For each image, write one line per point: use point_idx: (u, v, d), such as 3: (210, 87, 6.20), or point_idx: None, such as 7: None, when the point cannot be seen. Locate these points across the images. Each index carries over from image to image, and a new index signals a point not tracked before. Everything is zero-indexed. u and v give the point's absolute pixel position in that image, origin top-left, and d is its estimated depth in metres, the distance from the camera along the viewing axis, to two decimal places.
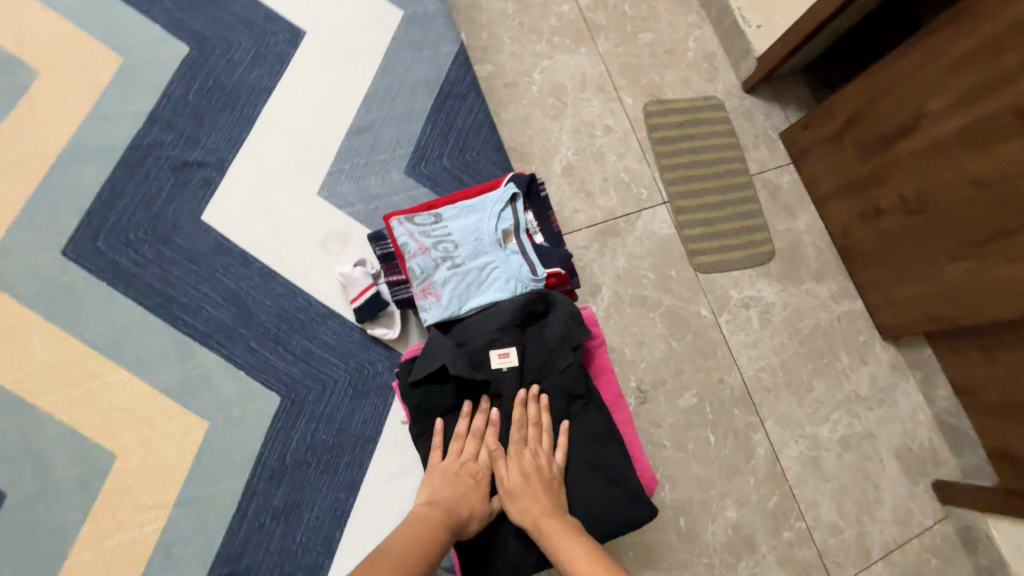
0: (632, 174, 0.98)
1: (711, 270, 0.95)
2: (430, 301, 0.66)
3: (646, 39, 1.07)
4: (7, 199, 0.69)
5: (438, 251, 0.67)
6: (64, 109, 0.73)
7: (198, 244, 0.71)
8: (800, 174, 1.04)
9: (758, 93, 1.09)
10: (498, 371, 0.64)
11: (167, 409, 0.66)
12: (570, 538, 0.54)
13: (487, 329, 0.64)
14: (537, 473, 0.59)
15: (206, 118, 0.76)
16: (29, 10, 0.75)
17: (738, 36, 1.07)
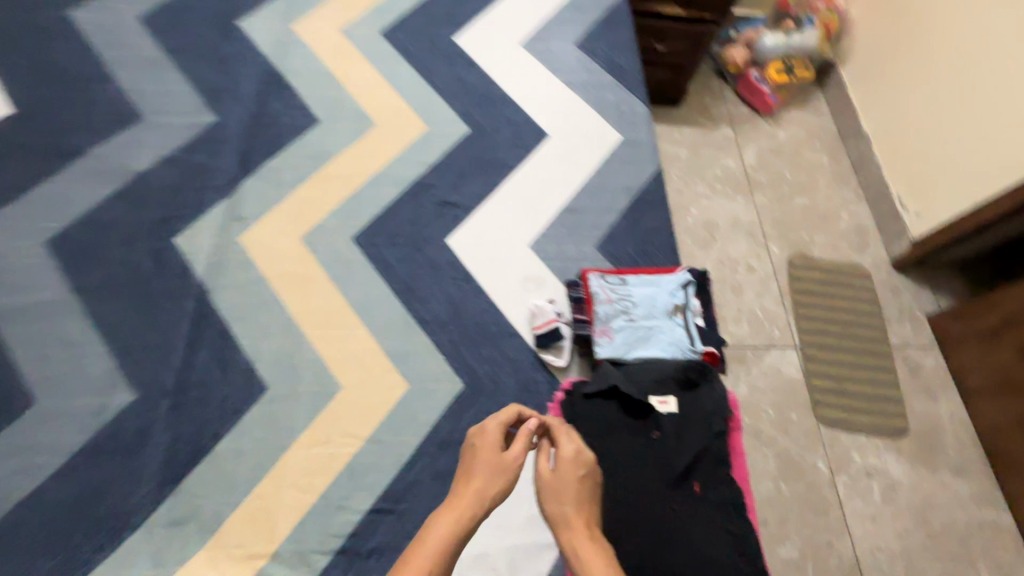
0: (767, 315, 1.27)
1: (835, 424, 1.16)
2: (605, 341, 0.82)
3: (803, 199, 1.46)
4: (330, 194, 0.99)
5: (620, 306, 0.84)
6: (382, 149, 1.05)
7: (438, 256, 0.95)
8: (948, 360, 1.26)
9: (909, 273, 1.39)
10: (655, 414, 0.78)
11: (383, 366, 0.85)
12: (592, 544, 0.58)
13: (649, 376, 0.80)
14: (563, 479, 0.63)
15: (468, 177, 1.05)
16: (381, 87, 1.12)
17: (895, 220, 1.41)
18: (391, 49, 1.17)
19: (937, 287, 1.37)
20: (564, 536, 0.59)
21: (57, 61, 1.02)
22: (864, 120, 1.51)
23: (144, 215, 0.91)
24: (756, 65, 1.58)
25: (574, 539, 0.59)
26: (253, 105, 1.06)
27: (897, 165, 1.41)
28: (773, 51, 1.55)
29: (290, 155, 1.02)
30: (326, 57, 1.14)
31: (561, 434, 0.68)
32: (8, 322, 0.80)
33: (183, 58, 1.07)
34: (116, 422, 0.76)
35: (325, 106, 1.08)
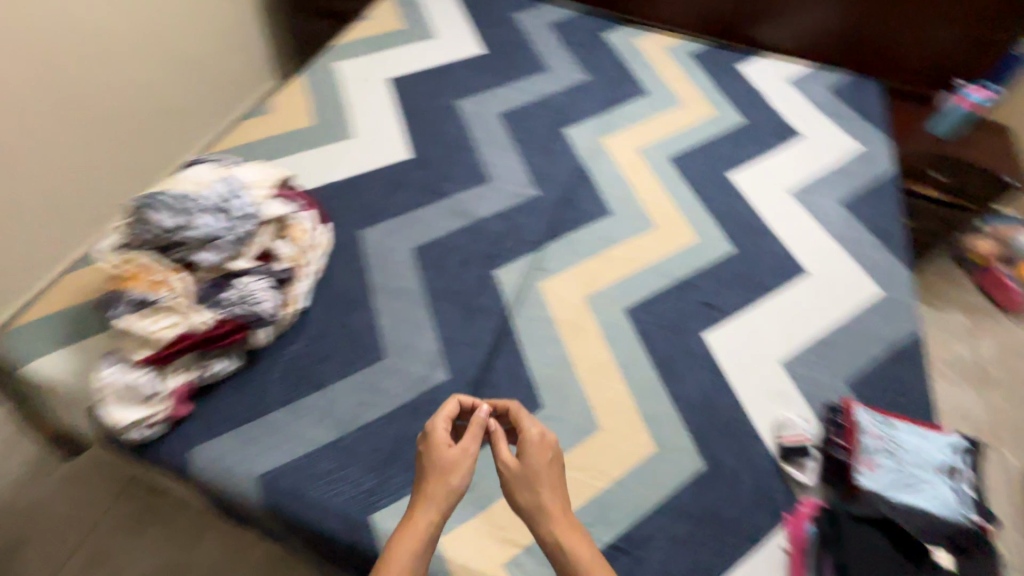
0: None
1: None
2: (867, 472, 0.89)
3: None
4: (612, 270, 1.19)
5: (889, 446, 0.90)
6: (659, 247, 1.24)
7: (695, 347, 1.07)
8: None
9: None
10: (935, 563, 0.81)
11: (638, 423, 0.97)
12: (557, 521, 0.66)
13: (916, 522, 0.85)
14: (532, 468, 0.69)
15: (729, 288, 1.18)
16: (664, 199, 1.35)
17: None
18: (676, 173, 1.42)
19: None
20: (535, 524, 0.66)
21: (444, 133, 1.44)
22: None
23: (478, 248, 1.19)
24: (1009, 261, 1.76)
25: (544, 523, 0.65)
26: (565, 188, 1.34)
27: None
28: None
29: (586, 231, 1.26)
30: (624, 166, 1.42)
31: (521, 420, 0.75)
32: (380, 297, 1.09)
33: (523, 147, 1.42)
34: (432, 392, 0.96)
35: (618, 201, 1.33)
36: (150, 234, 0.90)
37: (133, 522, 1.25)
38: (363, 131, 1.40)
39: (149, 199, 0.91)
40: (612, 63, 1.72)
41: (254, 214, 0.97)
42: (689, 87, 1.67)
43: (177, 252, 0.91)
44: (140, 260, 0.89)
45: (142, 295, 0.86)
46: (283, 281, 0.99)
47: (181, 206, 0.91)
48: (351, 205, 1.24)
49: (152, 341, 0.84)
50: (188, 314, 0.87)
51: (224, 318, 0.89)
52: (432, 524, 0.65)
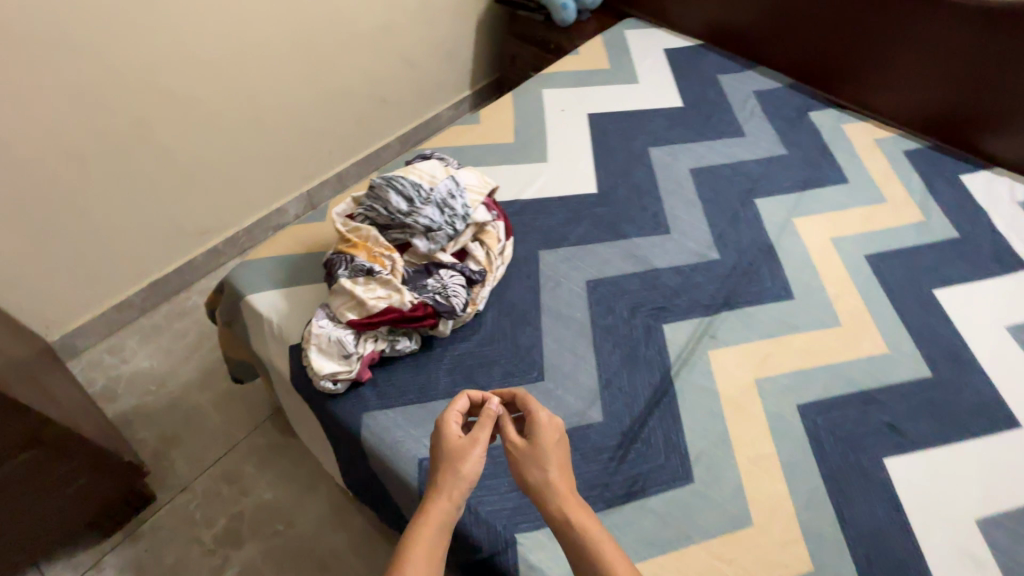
0: None
1: None
2: None
3: None
4: (788, 358, 1.11)
5: None
6: (841, 347, 1.15)
7: (874, 470, 0.96)
8: None
9: None
10: None
11: (797, 534, 0.88)
12: (569, 498, 0.68)
13: None
14: (539, 451, 0.71)
15: (922, 416, 1.05)
16: (855, 298, 1.24)
17: None
18: (869, 273, 1.31)
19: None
20: (545, 502, 0.68)
21: (631, 174, 1.44)
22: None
23: (650, 296, 1.17)
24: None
25: (555, 502, 0.67)
26: (746, 259, 1.28)
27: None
28: None
29: (764, 309, 1.19)
30: (812, 252, 1.34)
31: (529, 405, 0.77)
32: (548, 319, 1.10)
33: (708, 207, 1.39)
34: (584, 430, 0.96)
35: (802, 288, 1.25)
36: (382, 211, 1.00)
37: (264, 454, 1.37)
38: (555, 157, 1.45)
39: (388, 180, 1.02)
40: (813, 141, 1.63)
41: (468, 215, 1.04)
42: (898, 183, 1.54)
43: (398, 232, 1.01)
44: (367, 233, 1.00)
45: (363, 263, 0.95)
46: (473, 280, 1.05)
47: (414, 192, 1.01)
48: (534, 224, 1.28)
49: (360, 306, 0.92)
50: (393, 291, 0.94)
51: (423, 302, 0.96)
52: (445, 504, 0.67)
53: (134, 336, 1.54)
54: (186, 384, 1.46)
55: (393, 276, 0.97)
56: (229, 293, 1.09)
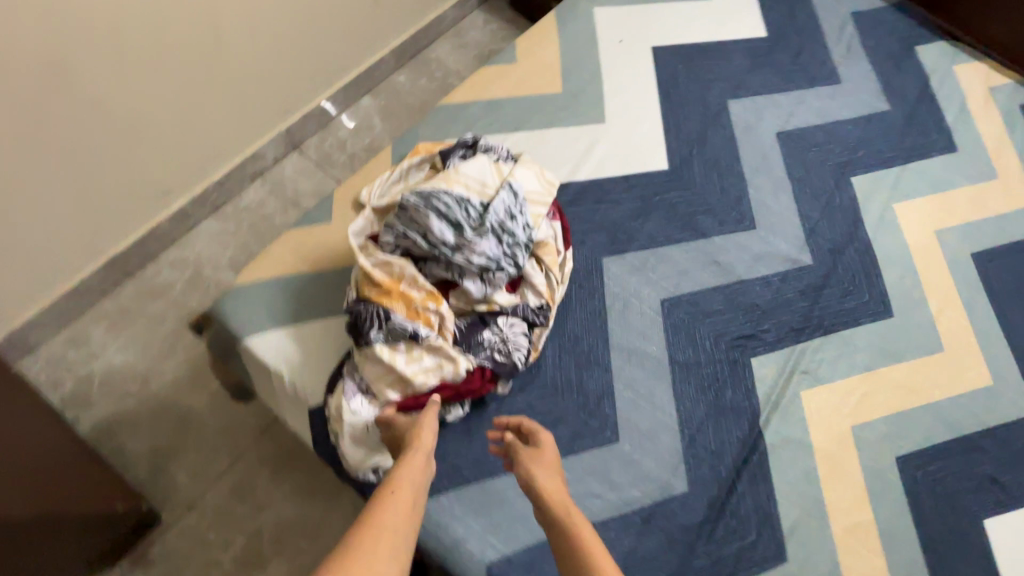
0: None
1: None
2: None
3: None
4: (887, 397, 0.97)
5: None
6: (944, 379, 1.00)
7: (972, 535, 0.89)
8: None
9: None
10: None
11: None
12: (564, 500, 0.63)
13: None
14: (537, 459, 0.67)
15: (1023, 464, 0.95)
16: (958, 312, 1.08)
17: None
18: (975, 277, 1.13)
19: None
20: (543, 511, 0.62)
21: (707, 141, 1.15)
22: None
23: (733, 320, 0.98)
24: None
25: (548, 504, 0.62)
26: (842, 264, 1.08)
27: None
28: None
29: (862, 333, 1.02)
30: (913, 250, 1.13)
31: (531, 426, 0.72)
32: (618, 357, 0.91)
33: (799, 189, 1.14)
34: (666, 503, 0.83)
35: (902, 301, 1.07)
36: (422, 243, 0.75)
37: (276, 463, 1.22)
38: (615, 115, 1.13)
39: (426, 197, 0.76)
40: (919, 89, 1.33)
41: (531, 244, 0.80)
42: (1012, 151, 1.29)
43: (441, 269, 0.78)
44: (401, 269, 0.76)
45: (403, 324, 0.73)
46: (534, 323, 0.84)
47: (464, 222, 0.76)
48: (593, 219, 1.03)
49: (403, 382, 0.73)
50: (445, 359, 0.74)
51: (480, 366, 0.78)
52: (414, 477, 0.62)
53: (101, 323, 1.30)
54: (173, 383, 1.26)
55: (441, 334, 0.76)
56: (218, 327, 0.85)
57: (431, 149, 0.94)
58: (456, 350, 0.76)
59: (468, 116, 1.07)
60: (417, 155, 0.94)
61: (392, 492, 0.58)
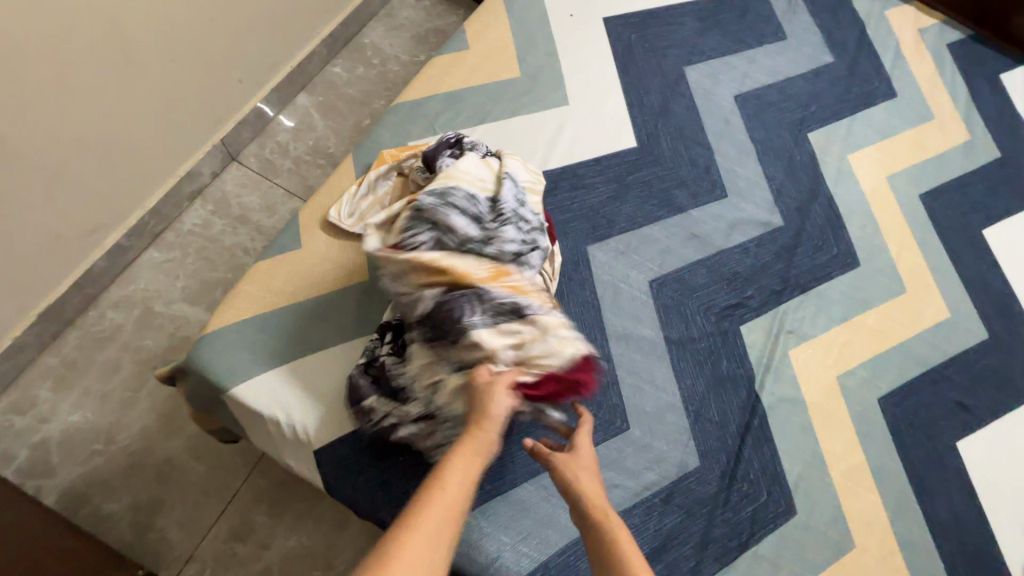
0: None
1: None
2: None
3: None
4: (863, 343, 1.03)
5: None
6: (910, 318, 1.07)
7: (949, 458, 0.97)
8: None
9: None
10: None
11: (892, 543, 0.89)
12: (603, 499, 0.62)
13: None
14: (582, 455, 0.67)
15: (982, 386, 1.04)
16: (914, 252, 1.15)
17: None
18: (925, 216, 1.20)
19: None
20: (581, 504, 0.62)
21: (669, 112, 1.14)
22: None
23: (719, 291, 1.00)
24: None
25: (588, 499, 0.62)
26: (809, 221, 1.11)
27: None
28: None
29: (835, 285, 1.07)
30: (869, 197, 1.18)
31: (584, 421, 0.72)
32: (617, 345, 0.92)
33: (762, 151, 1.16)
34: (682, 480, 0.86)
35: (866, 250, 1.12)
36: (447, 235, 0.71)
37: (273, 498, 1.16)
38: (577, 95, 1.10)
39: (443, 197, 0.72)
40: (857, 37, 1.36)
41: (546, 225, 0.81)
42: (943, 90, 1.36)
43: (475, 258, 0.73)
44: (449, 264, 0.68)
45: (502, 299, 0.67)
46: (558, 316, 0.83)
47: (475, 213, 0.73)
48: (572, 208, 1.01)
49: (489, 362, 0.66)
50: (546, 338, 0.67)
51: (585, 354, 0.68)
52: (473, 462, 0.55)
53: (47, 381, 1.17)
54: (143, 433, 1.17)
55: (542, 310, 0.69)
56: (195, 380, 0.78)
57: (396, 154, 0.92)
58: (561, 323, 0.69)
59: (427, 112, 1.01)
60: (383, 163, 0.91)
61: (452, 480, 0.51)
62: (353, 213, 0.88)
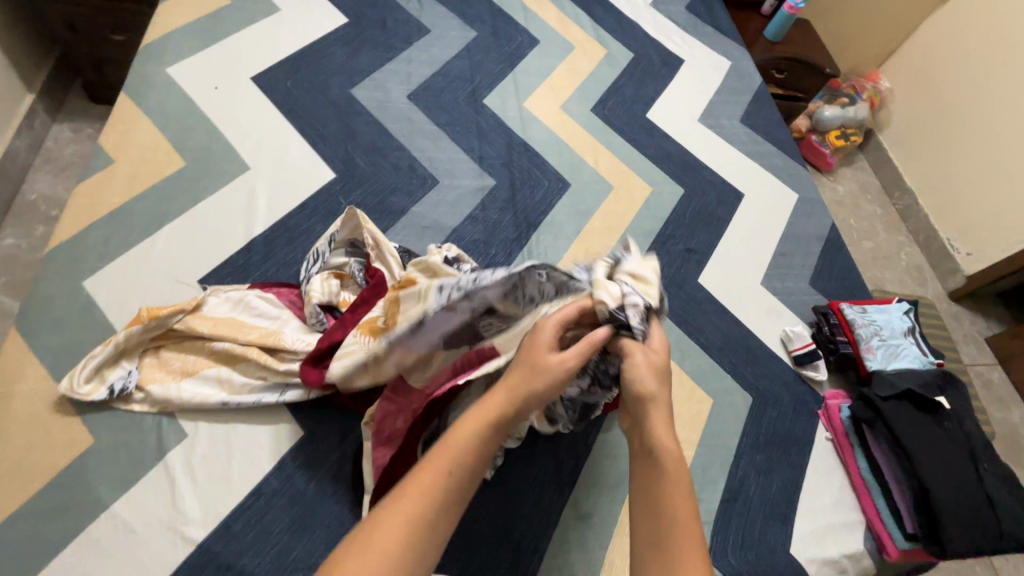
0: (971, 356, 1.73)
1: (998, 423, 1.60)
2: (820, 366, 1.08)
3: (872, 248, 1.91)
4: (601, 243, 1.18)
5: (861, 336, 1.06)
6: (625, 205, 1.26)
7: (699, 294, 1.16)
8: (1010, 374, 1.70)
9: (962, 302, 1.84)
10: (944, 406, 0.95)
11: (690, 383, 1.03)
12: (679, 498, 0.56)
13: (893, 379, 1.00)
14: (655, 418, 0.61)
15: (697, 228, 1.26)
16: (607, 154, 1.34)
17: (949, 257, 1.84)
18: (602, 122, 1.40)
19: (987, 311, 1.84)
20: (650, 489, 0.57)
21: (356, 134, 1.19)
22: (905, 174, 1.98)
23: None
24: (817, 130, 2.00)
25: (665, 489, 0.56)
26: (517, 169, 1.24)
27: (947, 212, 1.84)
28: (833, 120, 1.95)
29: (559, 210, 1.21)
30: (555, 127, 1.35)
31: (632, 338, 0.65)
32: None
33: (452, 131, 1.26)
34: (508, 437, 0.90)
35: (570, 170, 1.28)
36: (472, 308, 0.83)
37: None
38: (255, 157, 1.09)
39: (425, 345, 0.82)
40: (489, 8, 1.55)
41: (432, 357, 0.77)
42: (572, 24, 1.60)
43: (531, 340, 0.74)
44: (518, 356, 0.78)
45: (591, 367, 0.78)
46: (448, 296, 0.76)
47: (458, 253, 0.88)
48: (297, 260, 0.99)
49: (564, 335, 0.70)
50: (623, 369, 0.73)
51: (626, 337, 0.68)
52: (483, 433, 0.57)
53: None
54: None
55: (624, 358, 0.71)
56: None
57: (155, 310, 0.82)
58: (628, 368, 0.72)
59: (94, 240, 0.91)
60: (139, 323, 0.81)
61: (454, 445, 0.55)
62: (90, 376, 0.78)
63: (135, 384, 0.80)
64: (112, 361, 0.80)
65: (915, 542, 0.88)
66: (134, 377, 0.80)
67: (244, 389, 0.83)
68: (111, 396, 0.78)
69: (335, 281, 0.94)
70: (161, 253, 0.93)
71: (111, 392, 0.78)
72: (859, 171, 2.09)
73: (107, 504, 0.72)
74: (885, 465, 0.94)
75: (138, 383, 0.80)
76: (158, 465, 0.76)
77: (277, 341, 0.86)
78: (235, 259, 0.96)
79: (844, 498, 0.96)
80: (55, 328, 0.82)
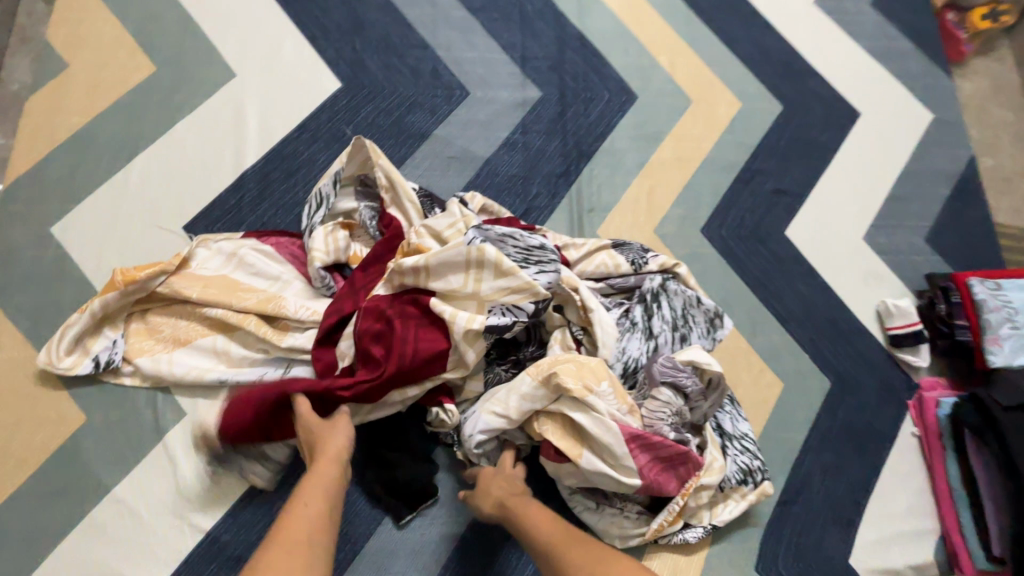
0: None
1: None
2: (921, 351, 0.89)
3: (992, 166, 1.51)
4: (668, 181, 0.95)
5: (989, 321, 0.83)
6: (704, 130, 0.99)
7: (784, 251, 0.94)
8: None
9: None
10: None
11: (759, 363, 0.88)
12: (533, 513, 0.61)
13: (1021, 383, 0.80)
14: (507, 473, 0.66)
15: (792, 161, 1.00)
16: (687, 53, 1.03)
17: None
18: (683, 5, 1.06)
19: None
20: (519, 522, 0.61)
21: (364, 25, 0.92)
22: None
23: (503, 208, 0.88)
24: (956, 7, 1.58)
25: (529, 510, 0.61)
26: (568, 77, 0.97)
27: None
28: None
29: (618, 134, 0.96)
30: (622, 12, 1.03)
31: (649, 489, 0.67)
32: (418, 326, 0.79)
33: (488, 20, 0.97)
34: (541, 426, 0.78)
35: (637, 77, 1.00)
36: (533, 346, 0.74)
37: None
38: (240, 60, 0.87)
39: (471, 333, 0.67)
40: None
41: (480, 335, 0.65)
42: None
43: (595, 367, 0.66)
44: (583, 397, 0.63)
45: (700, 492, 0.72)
46: None
47: None
48: (298, 200, 0.82)
49: (687, 506, 0.73)
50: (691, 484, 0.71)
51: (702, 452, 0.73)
52: (318, 522, 0.50)
53: None
54: None
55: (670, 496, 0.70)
56: None
57: (131, 272, 0.69)
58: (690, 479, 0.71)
59: (58, 175, 0.76)
60: (115, 288, 0.68)
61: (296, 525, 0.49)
62: (72, 347, 0.69)
63: (123, 356, 0.70)
64: (94, 328, 0.70)
65: (1000, 565, 0.77)
66: (121, 348, 0.70)
67: (244, 364, 0.71)
68: (98, 370, 0.69)
69: (343, 233, 0.76)
70: (137, 191, 0.78)
71: (96, 365, 0.69)
72: (1001, 64, 1.60)
73: (108, 487, 0.67)
74: (982, 478, 0.80)
75: (126, 355, 0.70)
76: (157, 445, 0.69)
77: (276, 310, 0.71)
78: (223, 199, 0.80)
79: (920, 501, 0.85)
80: (29, 285, 0.72)
